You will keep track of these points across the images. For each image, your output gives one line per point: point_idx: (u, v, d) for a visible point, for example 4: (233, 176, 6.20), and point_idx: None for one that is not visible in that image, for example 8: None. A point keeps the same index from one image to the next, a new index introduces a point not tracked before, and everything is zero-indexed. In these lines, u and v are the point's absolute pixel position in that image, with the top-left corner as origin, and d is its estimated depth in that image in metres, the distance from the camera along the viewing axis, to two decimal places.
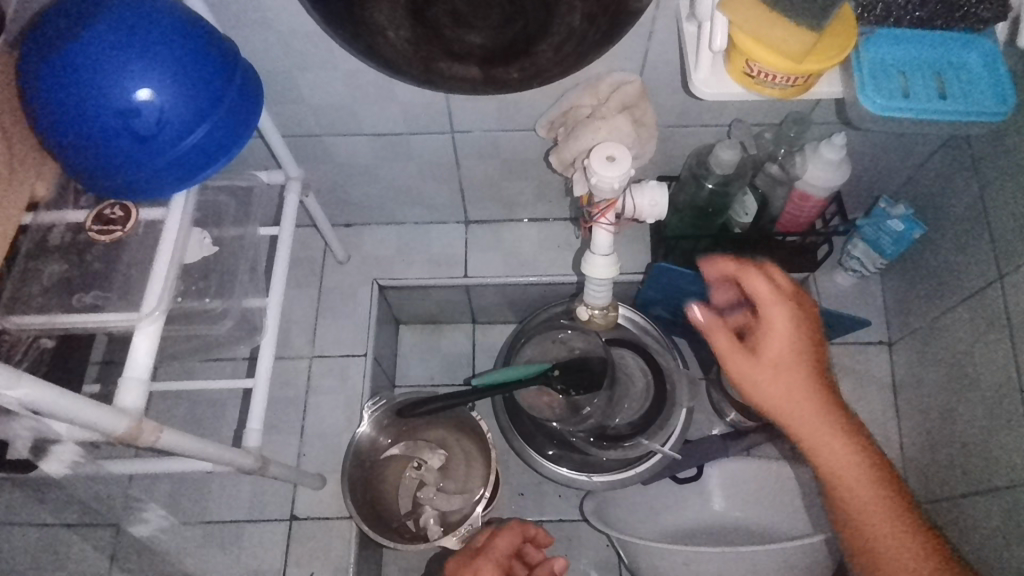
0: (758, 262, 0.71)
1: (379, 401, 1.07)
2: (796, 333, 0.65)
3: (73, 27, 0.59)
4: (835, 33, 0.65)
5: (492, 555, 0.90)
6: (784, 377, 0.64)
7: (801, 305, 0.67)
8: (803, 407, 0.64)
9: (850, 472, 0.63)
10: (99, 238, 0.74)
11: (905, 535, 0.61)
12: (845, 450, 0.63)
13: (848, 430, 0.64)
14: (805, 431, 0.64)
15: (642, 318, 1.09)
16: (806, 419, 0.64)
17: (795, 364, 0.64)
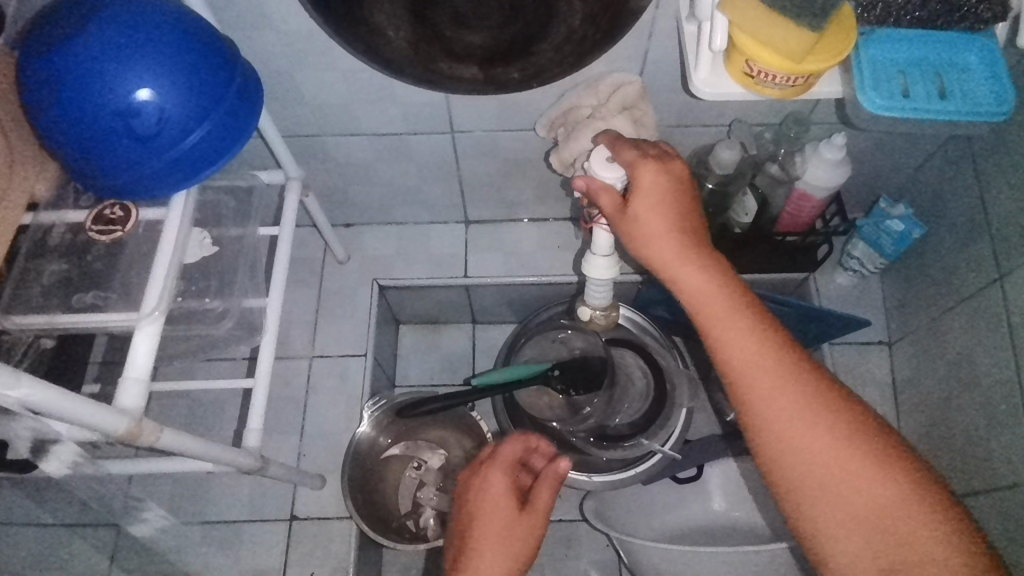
0: (645, 145, 0.72)
1: (379, 401, 1.07)
2: (699, 257, 0.64)
3: (73, 26, 0.59)
4: (836, 34, 0.65)
5: (499, 458, 0.78)
6: (705, 298, 0.63)
7: (692, 231, 0.66)
8: (721, 323, 0.61)
9: (768, 390, 0.58)
10: (99, 238, 0.74)
11: (829, 429, 0.56)
12: (770, 360, 0.59)
13: (760, 331, 0.60)
14: (725, 350, 0.61)
15: (642, 318, 1.10)
16: (720, 327, 0.61)
17: (715, 283, 0.63)
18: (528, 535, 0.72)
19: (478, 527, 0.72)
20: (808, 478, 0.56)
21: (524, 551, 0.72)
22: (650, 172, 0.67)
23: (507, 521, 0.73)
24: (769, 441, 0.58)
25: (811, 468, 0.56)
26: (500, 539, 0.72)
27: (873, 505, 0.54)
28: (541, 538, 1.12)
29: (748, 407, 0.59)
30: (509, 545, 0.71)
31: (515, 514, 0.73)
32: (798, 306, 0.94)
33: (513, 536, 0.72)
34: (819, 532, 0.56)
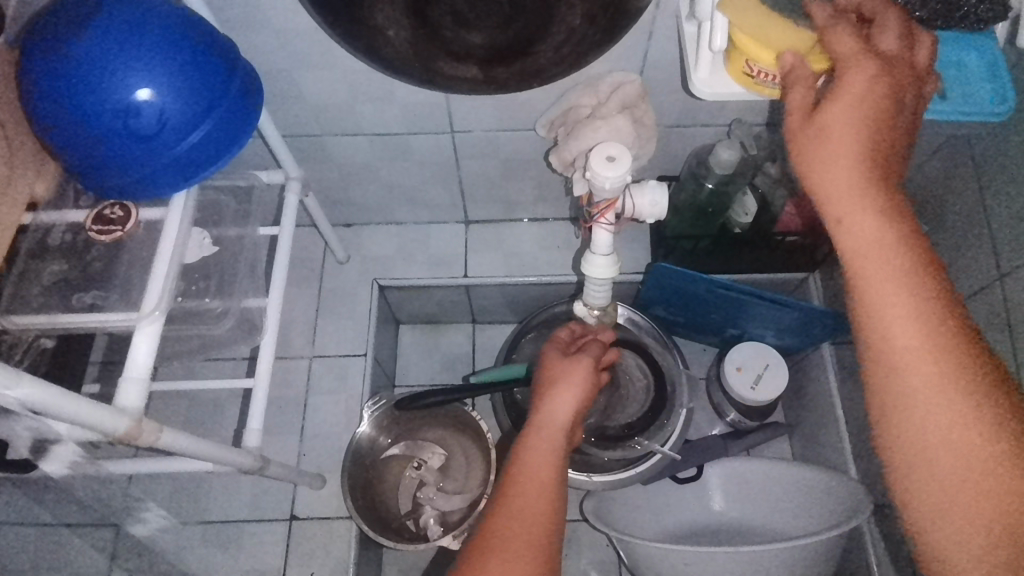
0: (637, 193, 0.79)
1: (379, 402, 1.07)
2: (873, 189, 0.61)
3: (73, 26, 0.59)
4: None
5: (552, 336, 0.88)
6: (887, 253, 0.60)
7: (865, 169, 0.60)
8: (895, 324, 0.59)
9: (926, 375, 0.58)
10: (100, 238, 0.74)
11: (962, 465, 0.57)
12: (934, 372, 0.58)
13: (948, 340, 0.58)
14: (891, 358, 0.60)
15: (642, 317, 1.09)
16: (900, 344, 0.59)
17: (887, 236, 0.60)
18: (584, 368, 0.79)
19: (542, 387, 0.80)
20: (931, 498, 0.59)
21: (580, 386, 0.78)
22: (869, 79, 0.59)
23: (559, 369, 0.80)
24: (933, 459, 0.58)
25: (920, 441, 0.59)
26: (563, 380, 0.79)
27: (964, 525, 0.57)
28: None
29: (910, 417, 0.59)
30: (564, 389, 0.78)
31: (566, 360, 0.81)
32: (797, 305, 0.94)
33: (567, 379, 0.79)
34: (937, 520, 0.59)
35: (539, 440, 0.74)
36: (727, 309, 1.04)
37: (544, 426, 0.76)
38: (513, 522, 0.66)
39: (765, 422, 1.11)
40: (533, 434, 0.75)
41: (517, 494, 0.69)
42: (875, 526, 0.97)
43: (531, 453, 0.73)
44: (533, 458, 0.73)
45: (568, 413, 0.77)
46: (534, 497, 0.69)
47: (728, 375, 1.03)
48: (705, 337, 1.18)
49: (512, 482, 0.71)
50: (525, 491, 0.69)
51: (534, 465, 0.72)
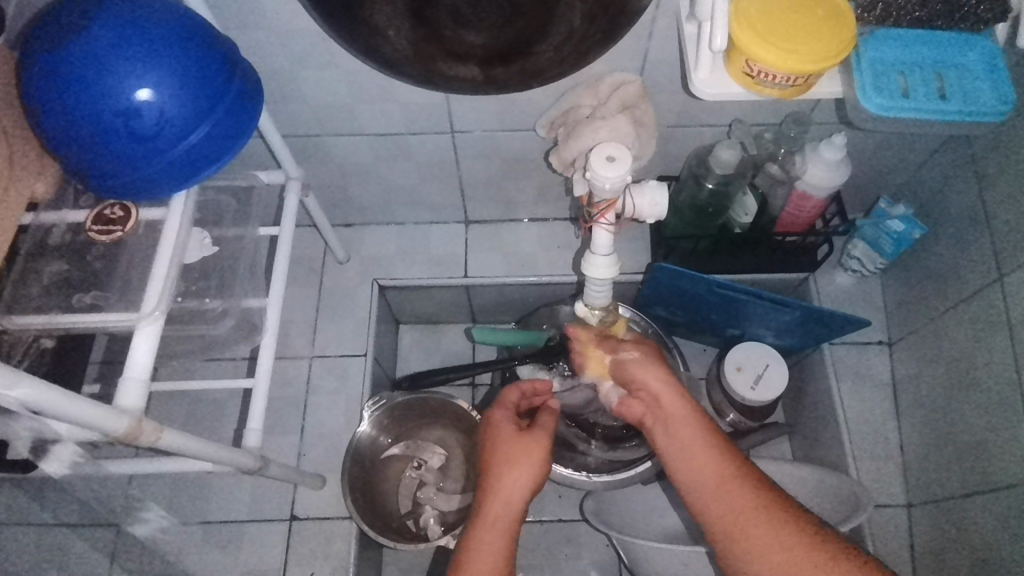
0: (636, 195, 0.79)
1: (379, 401, 1.07)
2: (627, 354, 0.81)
3: (73, 28, 0.60)
4: (829, 29, 0.65)
5: (505, 399, 0.86)
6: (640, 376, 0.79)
7: (677, 417, 0.74)
8: (681, 428, 0.73)
9: (694, 448, 0.72)
10: (100, 237, 0.74)
11: (749, 510, 0.67)
12: (682, 425, 0.74)
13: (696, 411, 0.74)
14: (678, 447, 0.72)
15: (642, 317, 1.09)
16: (674, 421, 0.74)
17: (673, 403, 0.75)
18: (539, 448, 0.78)
19: (495, 466, 0.77)
20: (752, 552, 0.65)
21: (533, 469, 0.77)
22: (657, 375, 0.77)
23: (515, 448, 0.78)
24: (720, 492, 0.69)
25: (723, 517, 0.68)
26: (516, 458, 0.77)
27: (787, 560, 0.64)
28: (541, 538, 1.12)
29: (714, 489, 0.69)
30: (514, 470, 0.76)
31: (522, 437, 0.79)
32: (799, 305, 0.94)
33: (521, 460, 0.77)
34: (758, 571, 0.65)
35: (489, 528, 0.73)
36: (727, 309, 1.04)
37: (494, 513, 0.74)
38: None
39: (764, 422, 1.12)
40: (484, 519, 0.74)
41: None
42: (875, 526, 0.97)
43: (482, 546, 0.72)
44: (482, 550, 0.72)
45: (520, 495, 0.75)
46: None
47: (728, 375, 1.03)
48: (705, 338, 1.19)
49: None
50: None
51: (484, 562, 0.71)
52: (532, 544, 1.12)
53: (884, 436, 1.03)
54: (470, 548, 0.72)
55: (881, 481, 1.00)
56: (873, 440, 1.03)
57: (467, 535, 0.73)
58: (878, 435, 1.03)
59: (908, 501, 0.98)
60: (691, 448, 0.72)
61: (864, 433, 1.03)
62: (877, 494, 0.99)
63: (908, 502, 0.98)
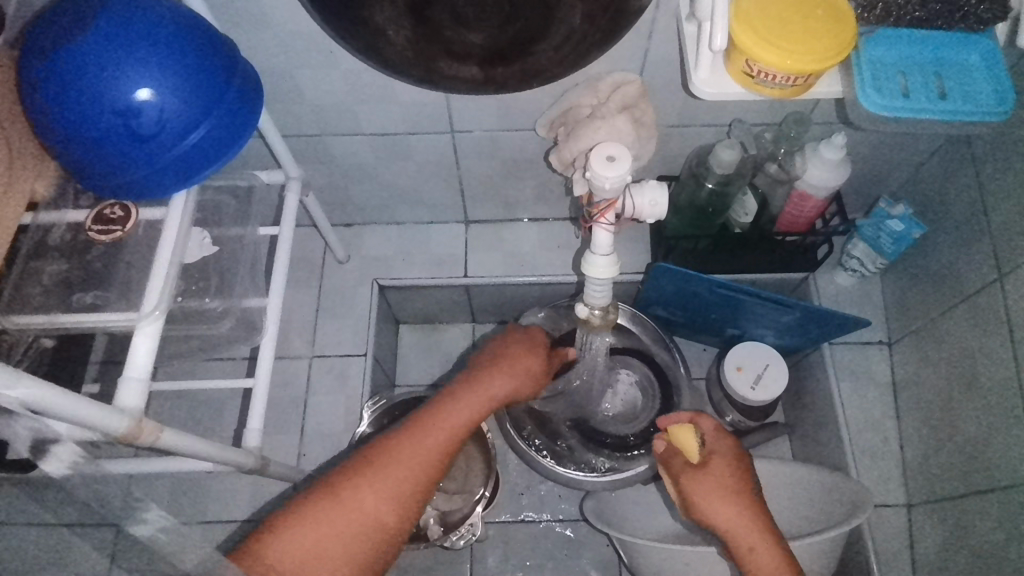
0: (636, 196, 0.79)
1: (378, 402, 1.07)
2: (730, 495, 0.75)
3: (73, 27, 0.59)
4: (829, 27, 0.65)
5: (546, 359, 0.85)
6: (715, 493, 0.75)
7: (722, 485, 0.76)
8: (724, 499, 0.75)
9: (739, 515, 0.73)
10: (100, 238, 0.74)
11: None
12: (729, 491, 0.76)
13: (741, 482, 0.77)
14: (726, 515, 0.74)
15: (642, 317, 1.10)
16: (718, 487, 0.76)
17: (719, 472, 0.77)
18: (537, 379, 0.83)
19: (501, 360, 0.83)
20: None
21: (526, 387, 0.83)
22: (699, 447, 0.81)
23: (524, 361, 0.83)
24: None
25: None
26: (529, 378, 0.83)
27: None
28: (541, 538, 1.12)
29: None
30: (514, 376, 0.81)
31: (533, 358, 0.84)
32: (799, 305, 0.94)
33: (524, 374, 0.82)
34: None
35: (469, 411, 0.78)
36: (728, 309, 1.04)
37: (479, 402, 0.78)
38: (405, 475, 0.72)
39: (763, 422, 1.12)
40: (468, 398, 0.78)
41: (401, 455, 0.73)
42: (874, 526, 0.97)
43: (453, 410, 0.77)
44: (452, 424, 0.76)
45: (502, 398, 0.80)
46: (423, 460, 0.74)
47: (728, 375, 1.03)
48: (705, 338, 1.19)
49: (408, 459, 0.73)
50: (408, 454, 0.73)
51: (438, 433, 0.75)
52: (531, 544, 1.12)
53: (884, 436, 1.03)
54: (440, 406, 0.77)
55: (881, 481, 1.00)
56: (873, 440, 1.03)
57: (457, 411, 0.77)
58: (879, 434, 1.03)
59: (909, 501, 0.98)
60: (736, 514, 0.74)
61: (864, 433, 1.03)
62: (877, 494, 0.99)
63: (908, 502, 0.98)
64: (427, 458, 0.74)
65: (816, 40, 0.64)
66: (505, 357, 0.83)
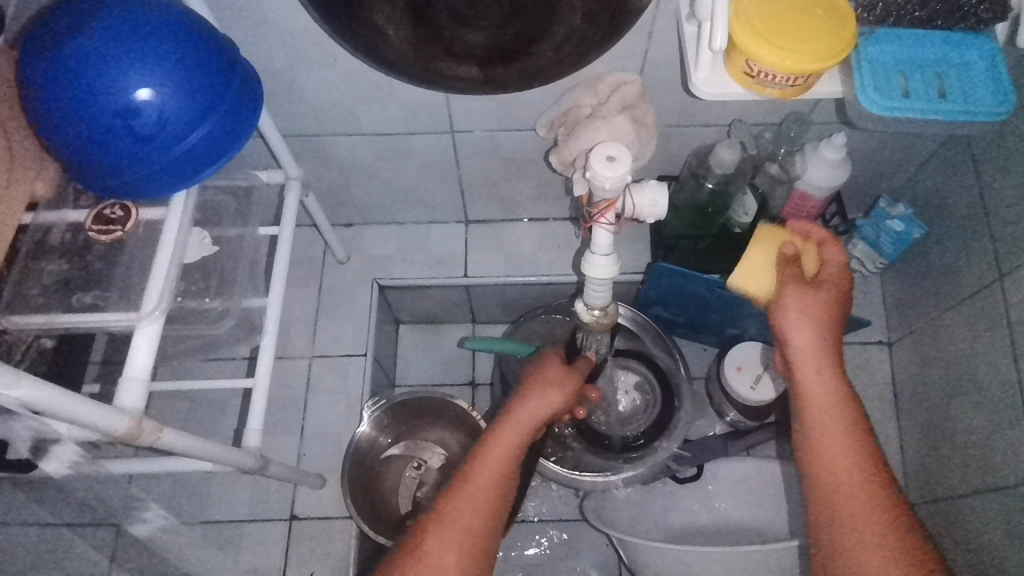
0: (635, 198, 0.79)
1: (379, 401, 1.07)
2: (820, 322, 0.70)
3: (71, 27, 0.59)
4: (829, 27, 0.65)
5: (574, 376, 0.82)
6: (812, 314, 0.70)
7: (822, 308, 0.71)
8: (810, 325, 0.70)
9: (819, 353, 0.70)
10: (99, 238, 0.74)
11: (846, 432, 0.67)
12: (822, 321, 0.71)
13: (836, 316, 0.71)
14: (806, 339, 0.70)
15: (642, 317, 1.09)
16: (815, 311, 0.71)
17: (822, 294, 0.71)
18: (573, 389, 0.81)
19: (532, 384, 0.80)
20: (824, 456, 0.66)
21: (563, 401, 0.79)
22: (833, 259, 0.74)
23: (555, 376, 0.81)
24: (848, 535, 0.63)
25: (820, 426, 0.68)
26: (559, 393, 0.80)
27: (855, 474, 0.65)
28: (541, 538, 1.12)
29: (839, 526, 0.63)
30: (549, 392, 0.79)
31: (565, 372, 0.82)
32: None
33: (556, 389, 0.79)
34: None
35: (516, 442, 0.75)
36: (728, 309, 1.04)
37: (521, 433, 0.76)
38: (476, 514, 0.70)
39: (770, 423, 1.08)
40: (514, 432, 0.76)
41: (465, 500, 0.70)
42: None
43: (497, 448, 0.74)
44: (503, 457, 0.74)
45: (541, 418, 0.77)
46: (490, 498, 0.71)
47: (729, 375, 1.03)
48: (705, 338, 1.19)
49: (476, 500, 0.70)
50: (475, 494, 0.70)
51: (491, 467, 0.73)
52: (532, 544, 1.12)
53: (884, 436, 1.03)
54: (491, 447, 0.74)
55: None
56: None
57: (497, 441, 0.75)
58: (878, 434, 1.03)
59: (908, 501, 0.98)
60: (819, 348, 0.70)
61: None
62: None
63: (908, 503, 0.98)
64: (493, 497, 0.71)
65: (816, 39, 0.64)
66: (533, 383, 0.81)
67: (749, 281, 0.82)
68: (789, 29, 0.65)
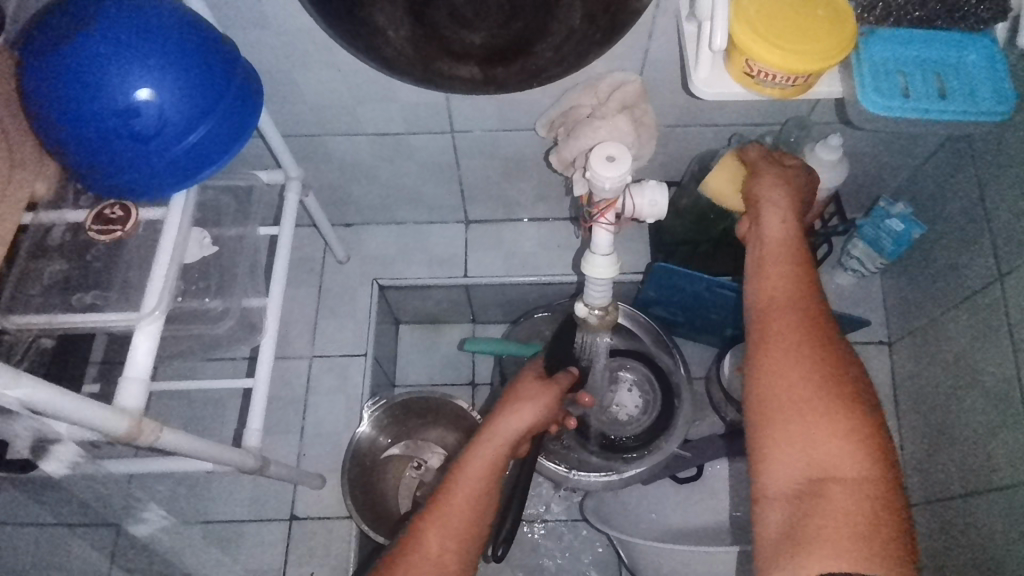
0: (636, 198, 0.79)
1: (379, 401, 1.06)
2: (779, 183, 0.70)
3: (71, 27, 0.59)
4: (821, 49, 0.64)
5: (552, 389, 0.81)
6: (770, 176, 0.71)
7: (784, 178, 0.71)
8: (772, 184, 0.70)
9: (781, 205, 0.68)
10: (100, 238, 0.74)
11: (793, 269, 0.64)
12: (783, 184, 0.70)
13: (798, 183, 0.70)
14: (768, 191, 0.70)
15: (644, 318, 1.09)
16: (779, 176, 0.71)
17: (786, 170, 0.72)
18: (550, 399, 0.80)
19: (505, 401, 0.80)
20: (763, 287, 0.64)
21: (540, 412, 0.79)
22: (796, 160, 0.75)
23: (530, 391, 0.81)
24: (779, 357, 0.60)
25: (765, 263, 0.65)
26: (536, 408, 0.78)
27: (792, 306, 0.62)
28: (542, 537, 1.12)
29: (770, 348, 0.61)
30: (527, 408, 0.78)
31: (540, 384, 0.82)
32: None
33: (529, 400, 0.79)
34: (767, 481, 0.58)
35: (497, 453, 0.75)
36: (727, 309, 1.04)
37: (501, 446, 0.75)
38: (459, 518, 0.69)
39: None
40: (495, 445, 0.75)
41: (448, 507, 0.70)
42: None
43: (478, 458, 0.74)
44: (484, 467, 0.73)
45: (520, 430, 0.77)
46: (473, 505, 0.70)
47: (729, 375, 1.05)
48: (705, 338, 1.19)
49: (457, 508, 0.70)
50: (457, 503, 0.70)
51: (473, 474, 0.72)
52: (532, 544, 1.12)
53: None
54: (473, 458, 0.73)
55: None
56: None
57: (477, 453, 0.74)
58: None
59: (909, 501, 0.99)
60: (776, 198, 0.69)
61: None
62: None
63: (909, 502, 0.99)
64: (476, 503, 0.71)
65: (817, 39, 0.64)
66: (514, 398, 0.80)
67: (719, 183, 0.83)
68: (789, 28, 0.65)
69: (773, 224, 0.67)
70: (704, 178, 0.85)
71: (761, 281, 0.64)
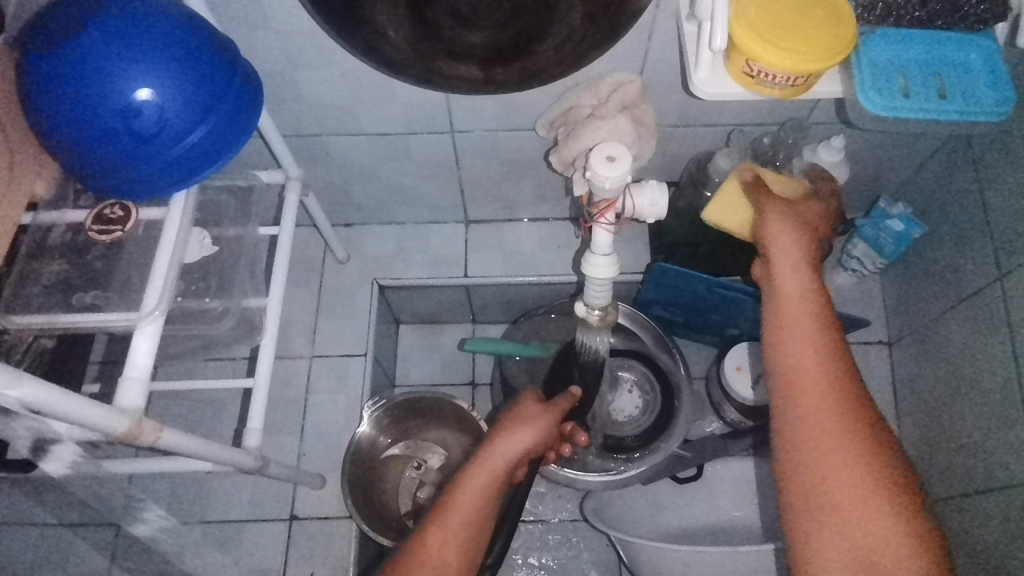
0: (637, 197, 0.79)
1: (379, 401, 1.07)
2: (796, 237, 0.69)
3: (71, 28, 0.59)
4: (821, 48, 0.64)
5: (551, 412, 0.81)
6: (787, 231, 0.69)
7: (799, 231, 0.69)
8: (789, 239, 0.68)
9: (798, 264, 0.67)
10: (99, 238, 0.74)
11: (820, 337, 0.63)
12: (799, 237, 0.68)
13: (812, 236, 0.69)
14: (785, 247, 0.68)
15: (643, 316, 1.09)
16: (793, 227, 0.69)
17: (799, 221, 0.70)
18: (549, 420, 0.80)
19: (504, 420, 0.80)
20: (792, 358, 0.62)
21: (539, 433, 0.78)
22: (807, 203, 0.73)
23: (529, 411, 0.80)
24: (817, 437, 0.59)
25: (789, 331, 0.64)
26: (536, 429, 0.78)
27: (823, 377, 0.61)
28: (542, 537, 1.12)
29: (808, 427, 0.59)
30: (528, 428, 0.78)
31: (539, 406, 0.81)
32: None
33: (529, 423, 0.78)
34: (813, 564, 0.57)
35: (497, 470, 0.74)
36: (727, 309, 1.04)
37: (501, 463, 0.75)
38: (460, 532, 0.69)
39: None
40: (495, 461, 0.74)
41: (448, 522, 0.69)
42: None
43: (478, 474, 0.73)
44: (484, 483, 0.73)
45: (520, 450, 0.76)
46: (473, 521, 0.70)
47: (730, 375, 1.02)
48: (705, 338, 1.19)
49: (456, 523, 0.69)
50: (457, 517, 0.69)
51: (473, 489, 0.72)
52: (532, 544, 1.12)
53: None
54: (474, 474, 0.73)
55: None
56: None
57: (477, 469, 0.73)
58: None
59: None
60: (793, 254, 0.67)
61: None
62: None
63: None
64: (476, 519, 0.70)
65: (817, 39, 0.64)
66: (513, 419, 0.80)
67: (722, 216, 0.78)
68: (789, 28, 0.65)
69: (795, 286, 0.66)
70: (706, 206, 0.79)
71: (788, 350, 0.63)
